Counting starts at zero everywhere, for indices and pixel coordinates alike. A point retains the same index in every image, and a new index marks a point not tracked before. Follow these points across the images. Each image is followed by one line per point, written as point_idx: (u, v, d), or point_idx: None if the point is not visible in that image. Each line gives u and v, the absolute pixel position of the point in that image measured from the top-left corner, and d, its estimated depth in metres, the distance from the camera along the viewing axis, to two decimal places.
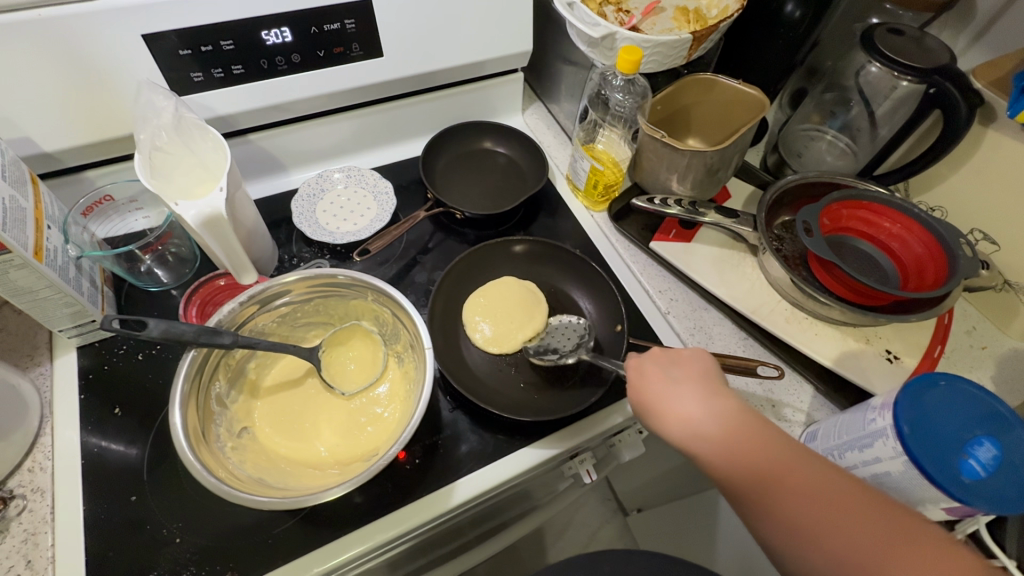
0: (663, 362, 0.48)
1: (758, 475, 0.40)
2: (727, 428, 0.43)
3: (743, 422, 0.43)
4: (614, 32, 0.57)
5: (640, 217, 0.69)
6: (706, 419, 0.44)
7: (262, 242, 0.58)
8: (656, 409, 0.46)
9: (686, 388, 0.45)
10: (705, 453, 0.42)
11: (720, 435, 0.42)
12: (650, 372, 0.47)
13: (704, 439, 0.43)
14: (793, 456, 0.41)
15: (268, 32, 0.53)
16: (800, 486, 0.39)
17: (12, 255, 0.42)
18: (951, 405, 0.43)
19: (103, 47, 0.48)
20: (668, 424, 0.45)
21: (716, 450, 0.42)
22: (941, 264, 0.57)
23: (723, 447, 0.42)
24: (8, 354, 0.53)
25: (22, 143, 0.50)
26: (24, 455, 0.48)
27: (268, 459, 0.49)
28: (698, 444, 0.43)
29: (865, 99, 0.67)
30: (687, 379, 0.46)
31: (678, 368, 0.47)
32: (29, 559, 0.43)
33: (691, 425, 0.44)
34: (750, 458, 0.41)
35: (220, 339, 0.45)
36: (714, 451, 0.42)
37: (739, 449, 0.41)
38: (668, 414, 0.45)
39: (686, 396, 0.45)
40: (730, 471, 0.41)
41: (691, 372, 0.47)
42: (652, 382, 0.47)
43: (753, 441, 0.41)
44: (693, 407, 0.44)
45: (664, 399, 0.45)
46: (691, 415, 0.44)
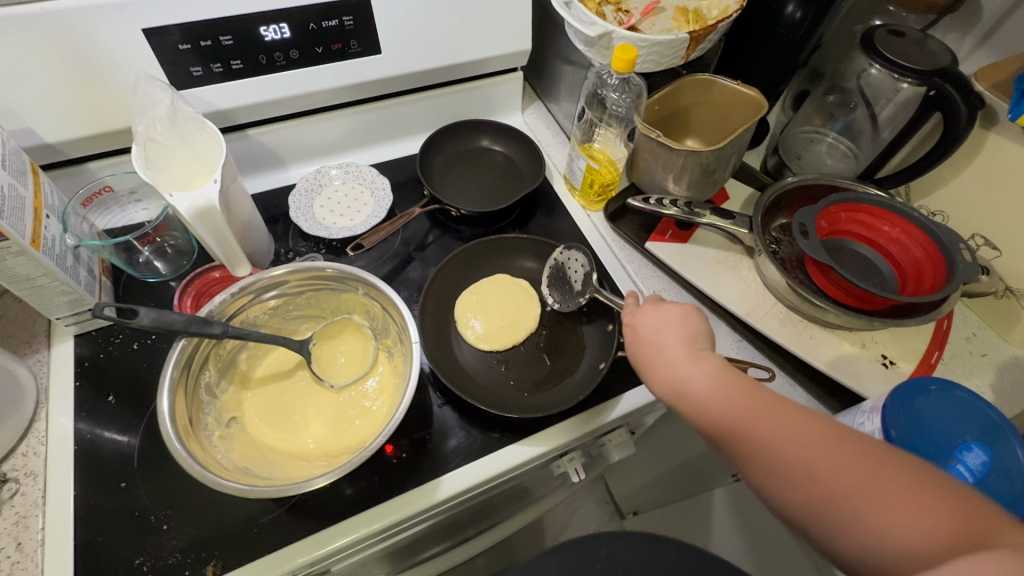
0: (656, 317, 0.46)
1: (742, 422, 0.38)
2: (716, 379, 0.40)
3: (732, 376, 0.40)
4: (611, 31, 0.57)
5: (637, 217, 0.68)
6: (695, 372, 0.41)
7: (257, 235, 0.59)
8: (648, 363, 0.44)
9: (677, 343, 0.44)
10: (690, 403, 0.41)
11: (705, 386, 0.40)
12: (643, 328, 0.46)
13: (691, 389, 0.41)
14: (778, 404, 0.38)
15: (267, 28, 0.53)
16: (780, 428, 0.37)
17: (9, 242, 0.43)
18: (943, 410, 0.42)
19: (103, 41, 0.48)
20: (657, 376, 0.43)
21: (704, 400, 0.40)
22: (939, 268, 0.56)
23: (710, 396, 0.40)
24: (7, 341, 0.55)
25: (24, 134, 0.51)
26: (19, 440, 0.49)
27: (255, 450, 0.50)
28: (684, 396, 0.41)
29: (868, 101, 0.66)
30: (677, 334, 0.44)
31: (669, 323, 0.45)
32: (19, 542, 0.45)
33: (677, 376, 0.42)
34: (736, 408, 0.39)
35: (210, 329, 0.45)
36: (699, 401, 0.40)
37: (725, 400, 0.39)
38: (657, 367, 0.43)
39: (674, 351, 0.43)
40: (713, 418, 0.39)
41: (682, 327, 0.45)
42: (645, 338, 0.46)
43: (739, 392, 0.39)
44: (682, 362, 0.42)
45: (656, 353, 0.44)
46: (679, 368, 0.42)
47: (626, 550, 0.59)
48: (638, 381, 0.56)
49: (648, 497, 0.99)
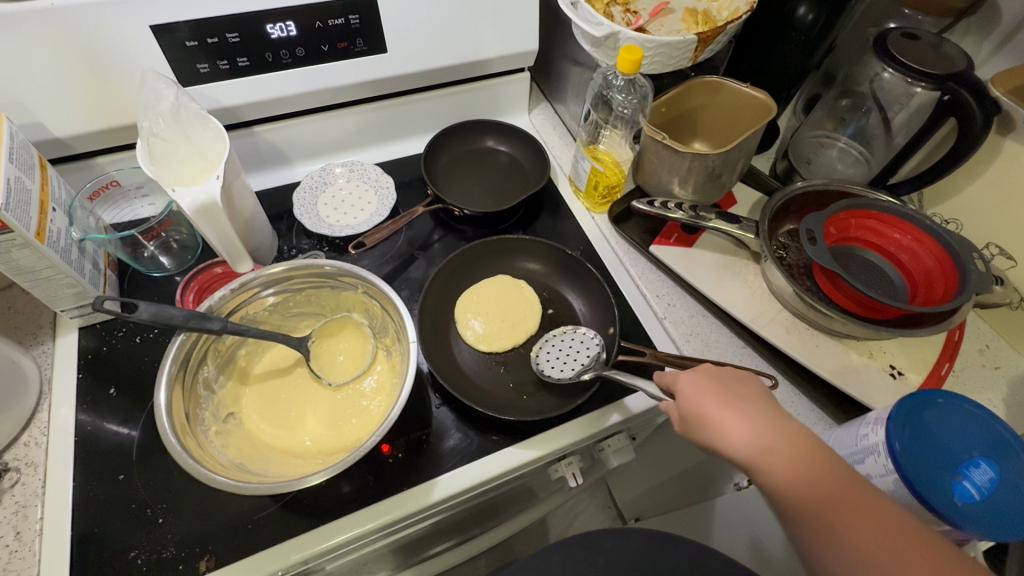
0: (721, 377, 0.44)
1: (825, 501, 0.38)
2: (797, 452, 0.39)
3: (808, 448, 0.40)
4: (617, 32, 0.56)
5: (642, 220, 0.67)
6: (772, 438, 0.40)
7: (260, 231, 0.59)
8: (715, 425, 0.42)
9: (746, 407, 0.42)
10: (771, 477, 0.39)
11: (789, 459, 0.39)
12: (705, 385, 0.44)
13: (772, 462, 0.39)
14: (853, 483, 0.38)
15: (273, 25, 0.54)
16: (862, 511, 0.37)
17: (14, 234, 0.44)
18: (948, 422, 0.41)
19: (112, 38, 0.49)
20: (729, 442, 0.41)
21: (788, 475, 0.39)
22: (951, 278, 0.54)
23: (795, 469, 0.39)
24: (14, 331, 0.55)
25: (34, 128, 0.51)
26: (21, 429, 0.50)
27: (252, 446, 0.50)
28: (763, 468, 0.40)
29: (881, 106, 0.65)
30: (746, 398, 0.43)
31: (738, 386, 0.44)
32: (18, 530, 0.45)
33: (756, 445, 0.40)
34: (819, 486, 0.38)
35: (209, 324, 0.45)
36: (783, 476, 0.39)
37: (809, 477, 0.39)
38: (728, 432, 0.41)
39: (742, 410, 0.42)
40: (798, 497, 0.38)
41: (749, 390, 0.43)
42: (710, 396, 0.43)
43: (822, 467, 0.39)
44: (756, 425, 0.41)
45: (725, 415, 0.42)
46: (755, 435, 0.41)
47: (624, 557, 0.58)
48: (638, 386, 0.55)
49: (649, 503, 0.98)
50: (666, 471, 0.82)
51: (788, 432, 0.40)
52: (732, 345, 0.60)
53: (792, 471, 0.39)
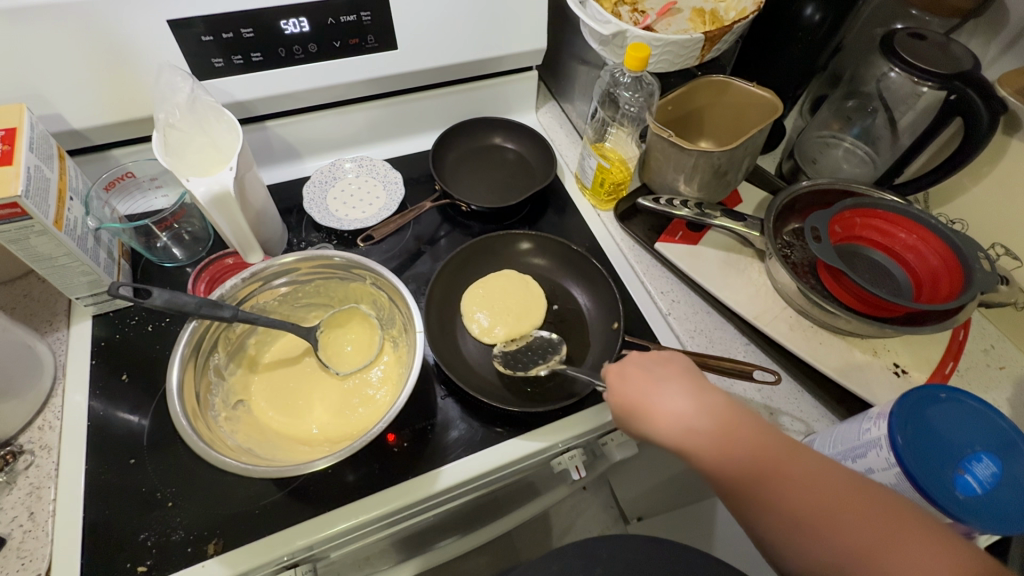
0: (645, 364, 0.46)
1: (752, 470, 0.39)
2: (717, 427, 0.41)
3: (727, 421, 0.41)
4: (625, 30, 0.57)
5: (648, 218, 0.68)
6: (695, 415, 0.42)
7: (272, 224, 0.60)
8: (642, 411, 0.44)
9: (672, 387, 0.44)
10: (697, 457, 0.41)
11: (711, 433, 0.41)
12: (632, 374, 0.46)
13: (694, 440, 0.41)
14: (781, 451, 0.39)
15: (287, 21, 0.55)
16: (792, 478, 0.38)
17: (33, 221, 0.45)
18: (949, 418, 0.42)
19: (129, 31, 0.50)
20: (656, 426, 0.43)
21: (710, 450, 0.40)
22: (956, 276, 0.55)
23: (718, 444, 0.40)
24: (29, 318, 0.57)
25: (52, 119, 0.53)
26: (35, 414, 0.51)
27: (260, 432, 0.51)
28: (687, 448, 0.41)
29: (887, 106, 0.65)
30: (671, 383, 0.44)
31: (661, 369, 0.46)
32: (32, 511, 0.46)
33: (679, 425, 0.42)
34: (743, 455, 0.39)
35: (220, 312, 0.46)
36: (706, 452, 0.40)
37: (732, 451, 0.40)
38: (653, 417, 0.43)
39: (666, 392, 0.43)
40: (726, 473, 0.39)
41: (674, 373, 0.45)
42: (636, 386, 0.45)
43: (744, 438, 0.40)
44: (681, 404, 0.43)
45: (649, 400, 0.43)
46: (682, 416, 0.42)
47: (628, 551, 0.58)
48: None
49: (652, 501, 0.95)
50: (672, 468, 0.80)
51: (707, 409, 0.42)
52: (736, 342, 0.60)
53: (713, 444, 0.40)
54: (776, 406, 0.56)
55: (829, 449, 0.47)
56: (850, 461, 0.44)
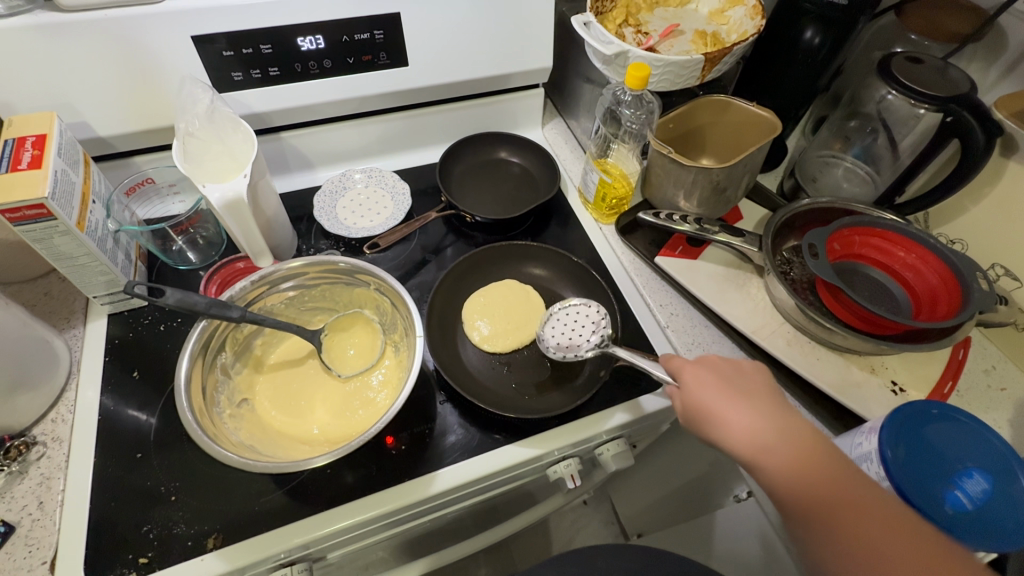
0: (721, 371, 0.46)
1: (819, 492, 0.39)
2: (793, 446, 0.41)
3: (803, 442, 0.41)
4: (626, 51, 0.59)
5: (649, 232, 0.69)
6: (769, 431, 0.42)
7: (282, 231, 0.62)
8: (717, 418, 0.44)
9: (749, 401, 0.44)
10: (768, 470, 0.41)
11: (786, 450, 0.41)
12: (709, 380, 0.45)
13: (770, 454, 0.41)
14: (843, 478, 0.39)
15: (304, 39, 0.58)
16: (843, 502, 0.38)
17: (57, 221, 0.47)
18: (940, 434, 0.42)
19: (156, 47, 0.53)
20: (729, 435, 0.43)
21: (785, 467, 0.40)
22: (955, 295, 0.55)
23: (793, 463, 0.40)
24: (48, 315, 0.59)
25: (80, 127, 0.56)
26: (49, 407, 0.53)
27: (263, 430, 0.52)
28: (760, 461, 0.41)
29: (887, 127, 0.66)
30: (750, 398, 0.44)
31: (738, 378, 0.46)
32: (41, 501, 0.48)
33: (755, 437, 0.42)
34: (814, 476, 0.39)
35: (229, 313, 0.48)
36: (779, 468, 0.40)
37: (806, 471, 0.40)
38: (728, 425, 0.43)
39: (743, 405, 0.43)
40: (793, 488, 0.40)
41: (750, 387, 0.45)
42: (713, 394, 0.44)
43: (818, 461, 0.40)
44: (755, 418, 0.43)
45: (726, 411, 0.43)
46: (756, 430, 0.42)
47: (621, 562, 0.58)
48: (638, 393, 0.57)
49: (652, 517, 0.95)
50: (674, 479, 0.79)
51: (783, 427, 0.42)
52: (733, 356, 0.61)
53: (788, 463, 0.40)
54: None
55: None
56: None
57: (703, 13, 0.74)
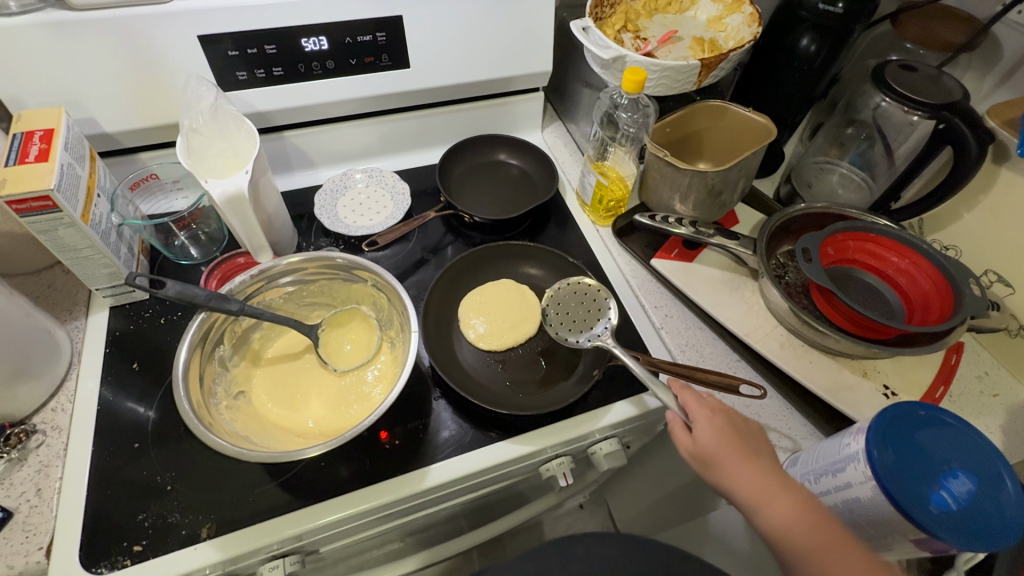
0: (732, 420, 0.47)
1: (816, 542, 0.41)
2: (794, 498, 0.43)
3: (803, 496, 0.44)
4: (624, 55, 0.61)
5: (645, 235, 0.70)
6: (776, 485, 0.44)
7: (283, 228, 0.63)
8: (727, 465, 0.45)
9: (755, 454, 0.46)
10: (770, 516, 0.43)
11: (787, 501, 0.43)
12: (724, 428, 0.46)
13: (772, 503, 0.43)
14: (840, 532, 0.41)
15: (307, 40, 0.59)
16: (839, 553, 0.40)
17: (62, 213, 0.48)
18: (927, 435, 0.42)
19: (163, 45, 0.54)
20: (735, 481, 0.45)
21: (786, 516, 0.43)
22: (947, 299, 0.55)
23: (793, 514, 0.43)
24: (51, 307, 0.60)
25: (87, 122, 0.57)
26: (49, 396, 0.54)
27: (258, 423, 0.53)
28: (763, 508, 0.44)
29: (883, 134, 0.67)
30: (757, 451, 0.46)
31: (747, 431, 0.48)
32: (39, 488, 0.48)
33: (760, 485, 0.44)
34: (813, 528, 0.42)
35: (227, 305, 0.49)
36: (781, 516, 0.43)
37: (804, 521, 0.42)
38: (736, 471, 0.45)
39: (751, 456, 0.46)
40: (790, 534, 0.42)
41: (756, 441, 0.47)
42: (727, 441, 0.46)
43: (816, 514, 0.43)
44: (763, 471, 0.45)
45: (736, 459, 0.45)
46: (763, 481, 0.44)
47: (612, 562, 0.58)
48: (631, 393, 0.57)
49: (646, 522, 0.95)
50: (666, 484, 0.79)
51: (786, 481, 0.45)
52: (727, 358, 0.61)
53: (789, 513, 0.43)
54: (764, 422, 0.56)
55: (811, 464, 0.48)
56: (830, 476, 0.45)
57: (702, 20, 0.75)
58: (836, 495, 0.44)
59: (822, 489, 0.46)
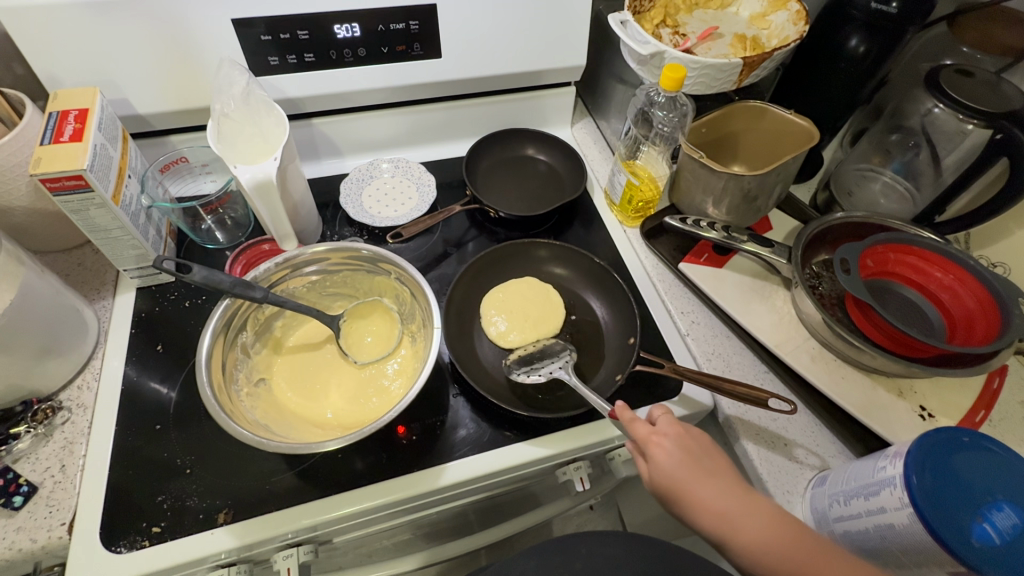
0: (687, 443, 0.45)
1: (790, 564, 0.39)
2: (757, 520, 0.41)
3: (771, 512, 0.41)
4: (663, 51, 0.59)
5: (674, 237, 0.68)
6: (738, 510, 0.41)
7: (308, 216, 0.63)
8: (686, 496, 0.43)
9: (713, 475, 0.43)
10: (737, 543, 0.40)
11: (753, 524, 0.40)
12: (675, 454, 0.44)
13: (737, 530, 0.40)
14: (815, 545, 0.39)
15: (340, 27, 0.58)
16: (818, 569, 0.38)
17: (94, 194, 0.49)
18: (969, 462, 0.40)
19: (195, 28, 0.54)
20: (699, 515, 0.42)
21: (754, 540, 0.40)
22: (993, 320, 0.52)
23: (763, 538, 0.40)
24: (80, 285, 0.61)
25: (121, 103, 0.57)
26: (76, 373, 0.54)
27: (277, 411, 0.53)
28: (731, 540, 0.41)
29: (932, 142, 0.63)
30: (714, 471, 0.43)
31: (706, 454, 0.44)
32: (63, 464, 0.49)
33: (721, 511, 0.41)
34: (785, 548, 0.39)
35: (251, 293, 0.48)
36: (753, 545, 0.40)
37: (775, 540, 0.40)
38: (695, 501, 0.42)
39: (706, 480, 0.43)
40: (762, 561, 0.39)
41: (714, 460, 0.44)
42: (681, 470, 0.43)
43: (786, 531, 0.40)
44: (722, 496, 0.42)
45: (695, 485, 0.43)
46: (724, 505, 0.42)
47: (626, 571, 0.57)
48: (653, 400, 0.56)
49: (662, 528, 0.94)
50: None
51: (749, 500, 0.42)
52: (754, 369, 0.59)
53: (760, 541, 0.40)
54: (791, 437, 0.54)
55: (841, 486, 0.46)
56: (862, 499, 0.43)
57: (744, 17, 0.72)
58: (868, 519, 0.42)
59: (853, 512, 0.44)
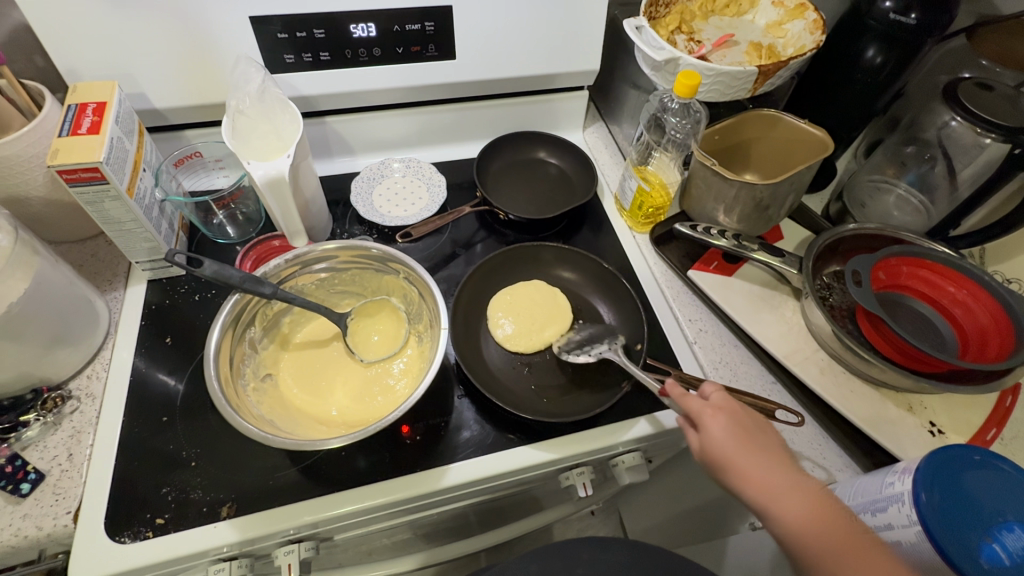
0: (742, 419, 0.44)
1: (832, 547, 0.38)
2: (805, 501, 0.40)
3: (818, 494, 0.40)
4: (678, 57, 0.59)
5: (684, 244, 0.67)
6: (786, 489, 0.40)
7: (319, 213, 0.63)
8: (734, 469, 0.42)
9: (765, 454, 0.42)
10: (779, 517, 0.40)
11: (799, 504, 0.40)
12: (729, 428, 0.43)
13: (784, 508, 0.40)
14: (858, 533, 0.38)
15: (356, 26, 0.58)
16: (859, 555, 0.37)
17: (109, 186, 0.49)
18: (980, 480, 0.39)
19: (213, 25, 0.54)
20: (745, 488, 0.41)
21: (799, 518, 0.39)
22: (1007, 338, 0.52)
23: (807, 518, 0.39)
24: (93, 276, 0.61)
25: (139, 97, 0.58)
26: (86, 363, 0.55)
27: (283, 407, 0.53)
28: (776, 516, 0.40)
29: (948, 155, 0.62)
30: (766, 450, 0.42)
31: (760, 433, 0.44)
32: (70, 452, 0.49)
33: (769, 488, 0.41)
34: (829, 531, 0.38)
35: (261, 289, 0.48)
36: (797, 523, 0.39)
37: (820, 521, 0.39)
38: (743, 474, 0.41)
39: (759, 457, 0.42)
40: (804, 537, 0.39)
41: (767, 441, 0.43)
42: (733, 443, 0.42)
43: (830, 515, 0.39)
44: (771, 475, 0.41)
45: (745, 461, 0.42)
46: (773, 483, 0.41)
47: None
48: (658, 407, 0.56)
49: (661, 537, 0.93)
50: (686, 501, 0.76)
51: (797, 481, 0.41)
52: (762, 379, 0.59)
53: (807, 521, 0.39)
54: (798, 449, 0.54)
55: (847, 501, 0.46)
56: (868, 515, 0.43)
57: (760, 25, 0.72)
58: None
59: None
